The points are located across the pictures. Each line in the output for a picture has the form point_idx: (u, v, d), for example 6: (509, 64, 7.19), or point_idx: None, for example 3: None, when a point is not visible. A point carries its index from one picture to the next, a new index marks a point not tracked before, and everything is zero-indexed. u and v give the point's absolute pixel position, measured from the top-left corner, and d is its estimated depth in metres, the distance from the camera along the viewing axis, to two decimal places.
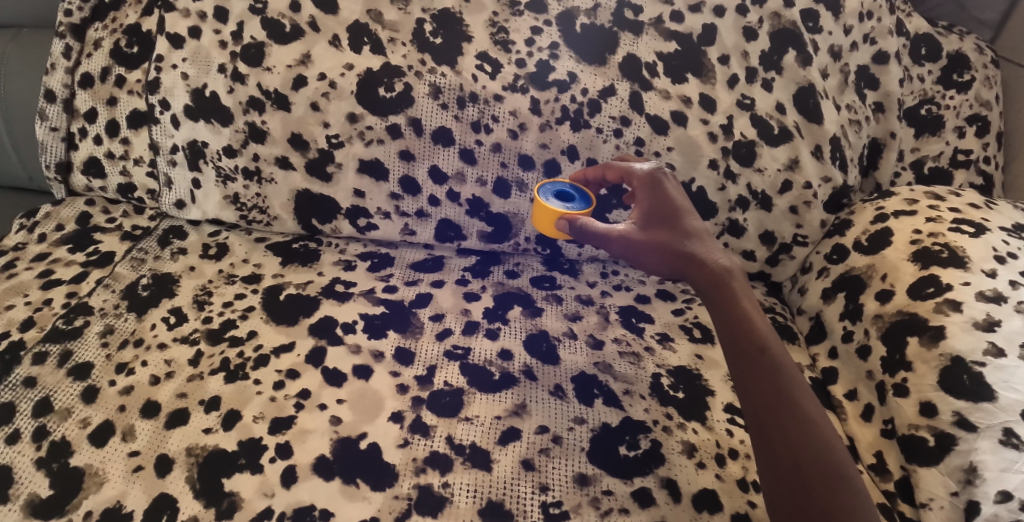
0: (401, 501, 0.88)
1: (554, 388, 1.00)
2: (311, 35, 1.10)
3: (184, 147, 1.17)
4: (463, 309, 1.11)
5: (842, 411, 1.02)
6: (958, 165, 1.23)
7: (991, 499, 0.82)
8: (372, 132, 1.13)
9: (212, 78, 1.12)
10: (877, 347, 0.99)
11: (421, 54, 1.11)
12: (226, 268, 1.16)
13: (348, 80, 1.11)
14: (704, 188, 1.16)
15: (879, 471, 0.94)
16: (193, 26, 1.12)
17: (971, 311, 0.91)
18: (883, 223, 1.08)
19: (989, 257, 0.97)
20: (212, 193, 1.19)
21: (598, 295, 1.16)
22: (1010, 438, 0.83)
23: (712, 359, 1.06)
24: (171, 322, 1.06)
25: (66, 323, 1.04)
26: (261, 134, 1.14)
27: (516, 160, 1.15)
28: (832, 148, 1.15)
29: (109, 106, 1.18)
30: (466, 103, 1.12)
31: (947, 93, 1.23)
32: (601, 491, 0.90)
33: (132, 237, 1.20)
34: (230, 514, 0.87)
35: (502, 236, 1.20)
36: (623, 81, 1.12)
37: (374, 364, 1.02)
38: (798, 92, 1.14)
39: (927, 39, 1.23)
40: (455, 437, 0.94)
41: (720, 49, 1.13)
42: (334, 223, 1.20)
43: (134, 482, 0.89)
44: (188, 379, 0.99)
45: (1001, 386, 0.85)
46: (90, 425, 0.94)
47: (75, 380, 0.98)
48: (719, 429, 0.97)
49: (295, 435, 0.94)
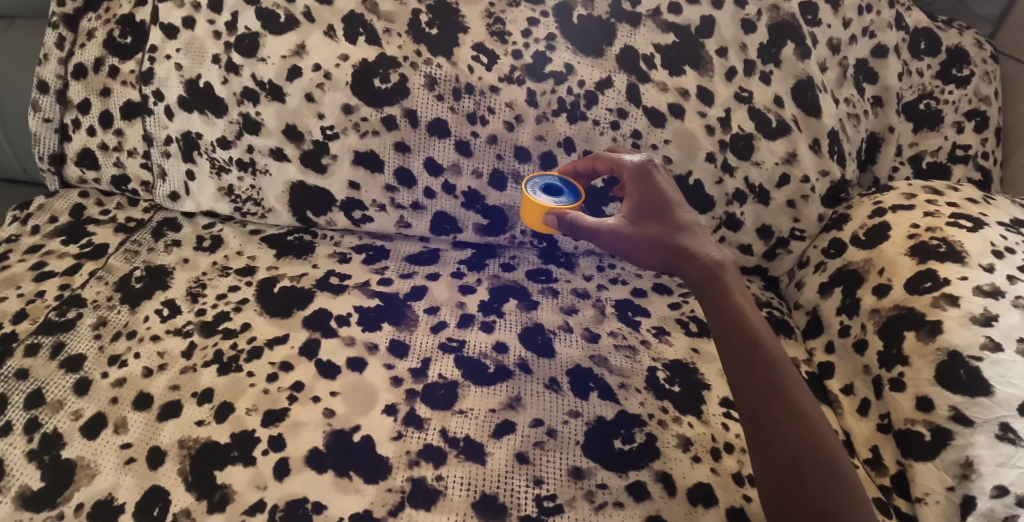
0: (394, 494, 0.88)
1: (549, 381, 1.00)
2: (305, 25, 1.10)
3: (178, 138, 1.16)
4: (458, 301, 1.10)
5: (838, 406, 1.02)
6: (956, 160, 1.22)
7: (987, 494, 0.81)
8: (368, 123, 1.12)
9: (206, 68, 1.11)
10: (874, 341, 0.99)
11: (416, 45, 1.10)
12: (221, 260, 1.15)
13: (343, 71, 1.10)
14: (701, 181, 1.15)
15: (874, 466, 0.94)
16: (188, 16, 1.11)
17: (968, 305, 0.91)
18: (881, 217, 1.08)
19: (987, 252, 0.97)
20: (207, 184, 1.19)
21: (593, 288, 1.16)
22: (1007, 432, 0.83)
23: (707, 353, 1.06)
24: (164, 314, 1.06)
25: (59, 315, 1.04)
26: (255, 125, 1.13)
27: (512, 152, 1.14)
28: (830, 142, 1.14)
29: (102, 97, 1.17)
30: (461, 95, 1.11)
31: (946, 87, 1.23)
32: (596, 485, 0.89)
33: (126, 228, 1.19)
34: (221, 507, 0.86)
35: (498, 229, 1.19)
36: (620, 74, 1.12)
37: (368, 357, 1.01)
38: (796, 85, 1.13)
39: (927, 33, 1.23)
40: (448, 430, 0.94)
41: (718, 41, 1.12)
42: (328, 215, 1.19)
43: (126, 474, 0.89)
44: (181, 372, 0.99)
45: (999, 380, 0.85)
46: (82, 417, 0.93)
47: (67, 373, 0.97)
48: (715, 423, 0.97)
49: (288, 428, 0.93)
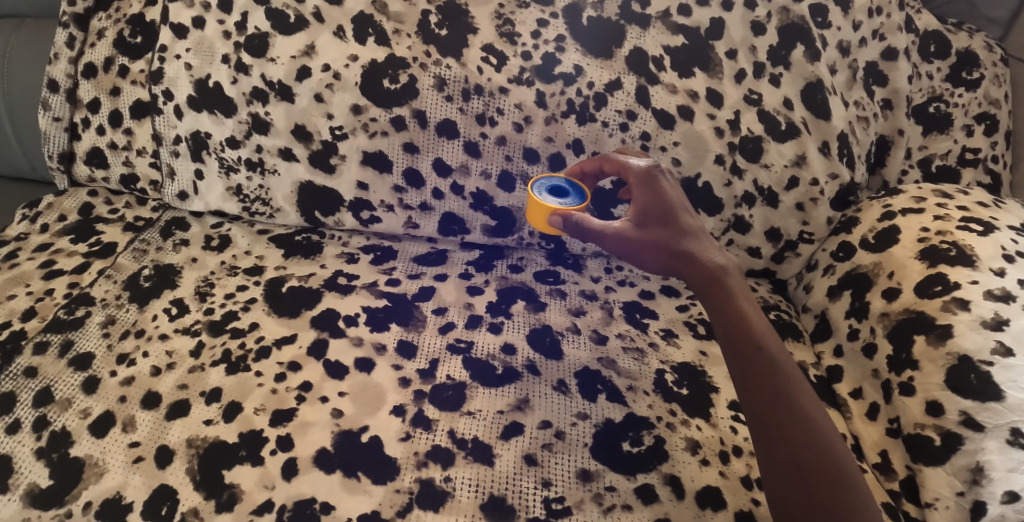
0: (403, 495, 0.88)
1: (557, 383, 1.00)
2: (315, 25, 1.10)
3: (187, 138, 1.16)
4: (466, 302, 1.10)
5: (846, 409, 1.01)
6: (966, 163, 1.21)
7: (997, 500, 0.80)
8: (376, 124, 1.12)
9: (216, 68, 1.12)
10: (883, 345, 0.98)
11: (425, 45, 1.10)
12: (229, 260, 1.15)
13: (352, 71, 1.10)
14: (709, 183, 1.15)
15: (883, 470, 0.94)
16: (198, 16, 1.11)
17: (979, 309, 0.91)
18: (890, 220, 1.07)
19: (997, 256, 0.96)
20: (215, 184, 1.19)
21: (601, 290, 1.16)
22: (1018, 437, 0.82)
23: (715, 356, 1.06)
24: (173, 313, 1.06)
25: (67, 313, 1.04)
26: (265, 125, 1.13)
27: (521, 153, 1.14)
28: (839, 145, 1.14)
29: (112, 97, 1.17)
30: (471, 95, 1.11)
31: (956, 90, 1.22)
32: (604, 487, 0.89)
33: (134, 228, 1.19)
34: (229, 506, 0.86)
35: (506, 230, 1.19)
36: (629, 75, 1.11)
37: (376, 357, 1.01)
38: (806, 87, 1.13)
39: (937, 35, 1.22)
40: (456, 431, 0.94)
41: (728, 43, 1.12)
42: (337, 215, 1.19)
43: (134, 473, 0.89)
44: (189, 371, 0.99)
45: (1009, 385, 0.84)
46: (90, 416, 0.93)
47: (76, 371, 0.97)
48: (723, 427, 0.96)
49: (297, 428, 0.93)
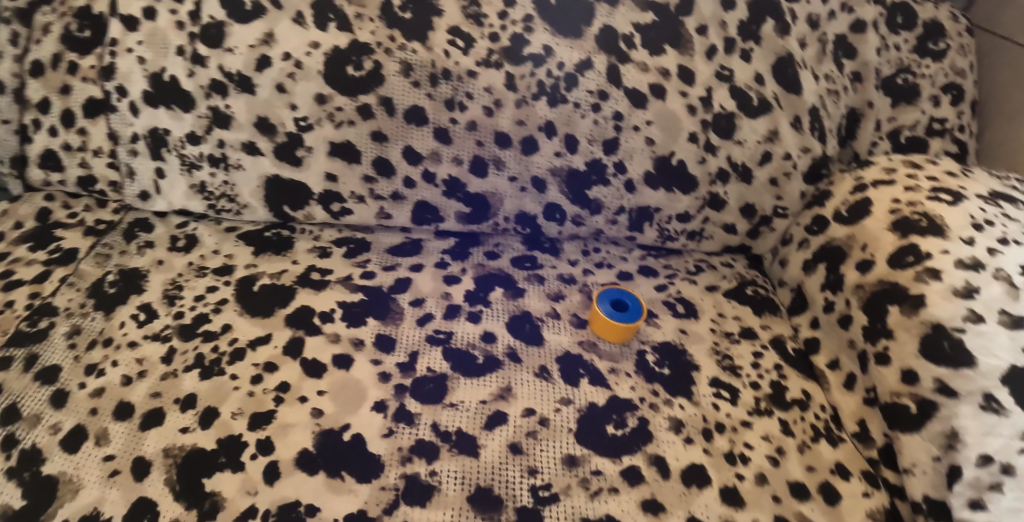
0: (389, 493, 0.87)
1: (539, 369, 0.99)
2: (273, 12, 1.05)
3: (145, 135, 1.12)
4: (443, 292, 1.09)
5: (825, 380, 1.03)
6: (933, 134, 1.22)
7: (972, 464, 0.83)
8: (343, 113, 1.09)
9: (171, 60, 1.07)
10: (859, 316, 0.98)
11: (389, 30, 1.07)
12: (197, 260, 1.12)
13: (315, 59, 1.06)
14: (684, 160, 1.14)
15: (862, 438, 0.95)
16: (148, 7, 1.06)
17: (950, 278, 0.91)
18: (862, 193, 1.07)
19: (967, 225, 0.96)
20: (178, 182, 1.15)
21: (580, 273, 1.15)
22: (991, 403, 0.84)
23: (695, 334, 1.07)
24: (141, 319, 1.03)
25: (30, 325, 0.99)
26: (225, 119, 1.09)
27: (493, 138, 1.12)
28: (811, 118, 1.14)
29: (63, 96, 1.10)
30: (439, 80, 1.08)
31: (923, 61, 1.22)
32: (591, 471, 0.90)
33: (95, 231, 1.14)
34: (212, 515, 0.85)
35: (481, 217, 1.18)
36: (600, 54, 1.09)
37: (354, 353, 1.00)
38: (777, 62, 1.12)
39: (903, 7, 1.21)
40: (440, 424, 0.93)
41: (698, 19, 1.10)
42: (306, 209, 1.16)
43: (111, 487, 0.86)
44: (162, 378, 0.96)
45: (982, 352, 0.85)
46: (61, 431, 0.90)
47: (43, 385, 0.94)
48: (705, 404, 0.98)
49: (276, 430, 0.91)
